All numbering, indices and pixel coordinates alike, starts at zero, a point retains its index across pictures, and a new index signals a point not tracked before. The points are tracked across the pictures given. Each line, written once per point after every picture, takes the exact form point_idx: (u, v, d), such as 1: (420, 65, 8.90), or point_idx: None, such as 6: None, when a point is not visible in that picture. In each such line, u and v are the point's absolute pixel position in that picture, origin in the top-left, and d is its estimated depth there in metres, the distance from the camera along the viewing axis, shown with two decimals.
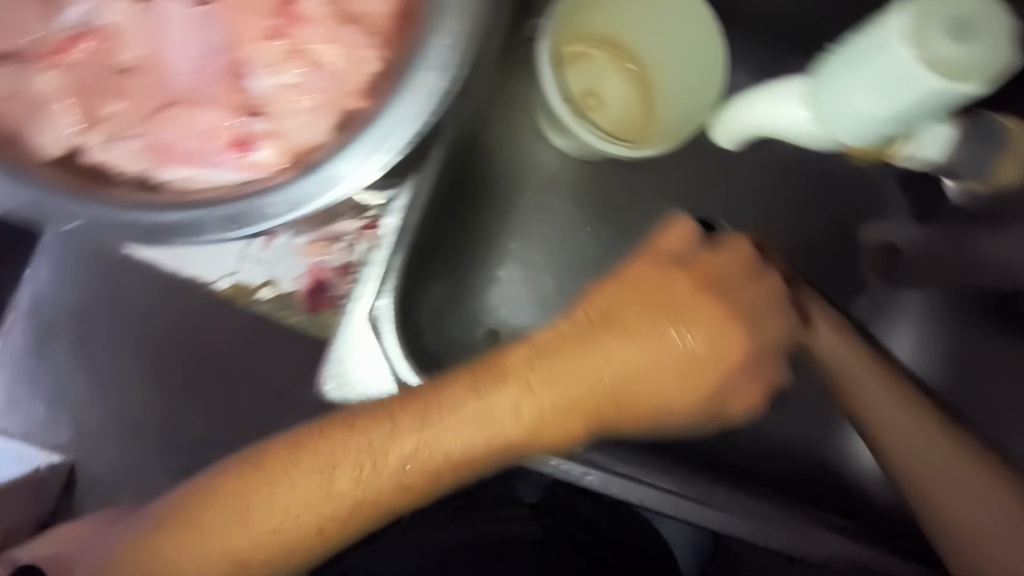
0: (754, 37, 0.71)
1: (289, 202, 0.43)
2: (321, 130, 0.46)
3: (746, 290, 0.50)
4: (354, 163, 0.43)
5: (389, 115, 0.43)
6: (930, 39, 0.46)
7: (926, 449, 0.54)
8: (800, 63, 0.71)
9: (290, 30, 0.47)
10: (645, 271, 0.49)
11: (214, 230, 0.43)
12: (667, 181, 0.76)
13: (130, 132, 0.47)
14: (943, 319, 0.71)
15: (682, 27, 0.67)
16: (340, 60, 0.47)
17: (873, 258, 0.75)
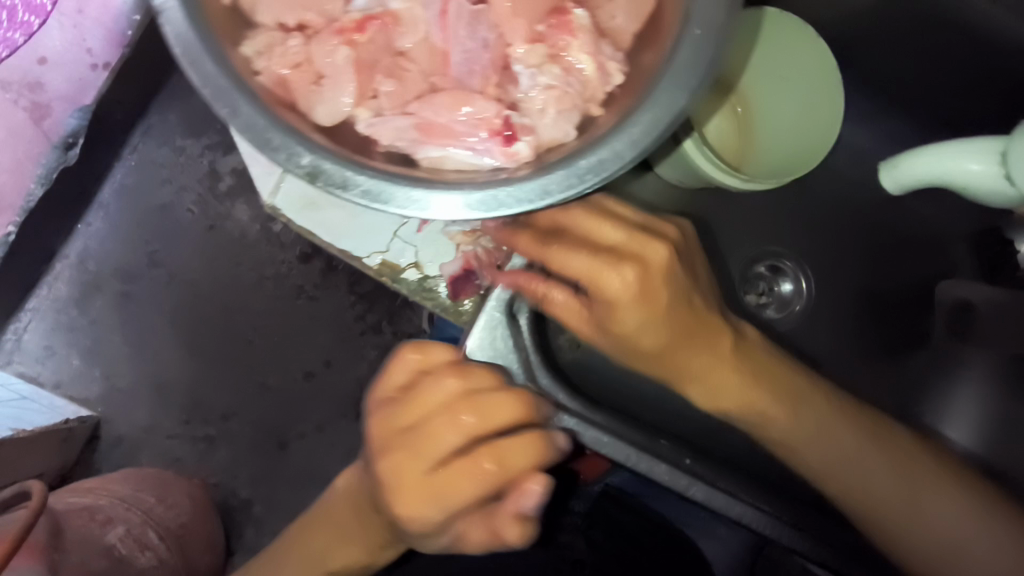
0: (864, 90, 0.76)
1: (534, 194, 0.41)
2: (569, 128, 0.46)
3: (450, 440, 0.50)
4: (603, 165, 0.41)
5: (638, 122, 0.42)
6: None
7: (856, 450, 0.61)
8: (904, 120, 0.76)
9: (561, 37, 0.49)
10: (377, 414, 0.55)
11: (537, 189, 0.41)
12: (762, 212, 0.78)
13: (396, 111, 0.50)
14: (1001, 385, 0.75)
15: (797, 68, 0.69)
16: (591, 66, 0.48)
17: (948, 311, 0.76)
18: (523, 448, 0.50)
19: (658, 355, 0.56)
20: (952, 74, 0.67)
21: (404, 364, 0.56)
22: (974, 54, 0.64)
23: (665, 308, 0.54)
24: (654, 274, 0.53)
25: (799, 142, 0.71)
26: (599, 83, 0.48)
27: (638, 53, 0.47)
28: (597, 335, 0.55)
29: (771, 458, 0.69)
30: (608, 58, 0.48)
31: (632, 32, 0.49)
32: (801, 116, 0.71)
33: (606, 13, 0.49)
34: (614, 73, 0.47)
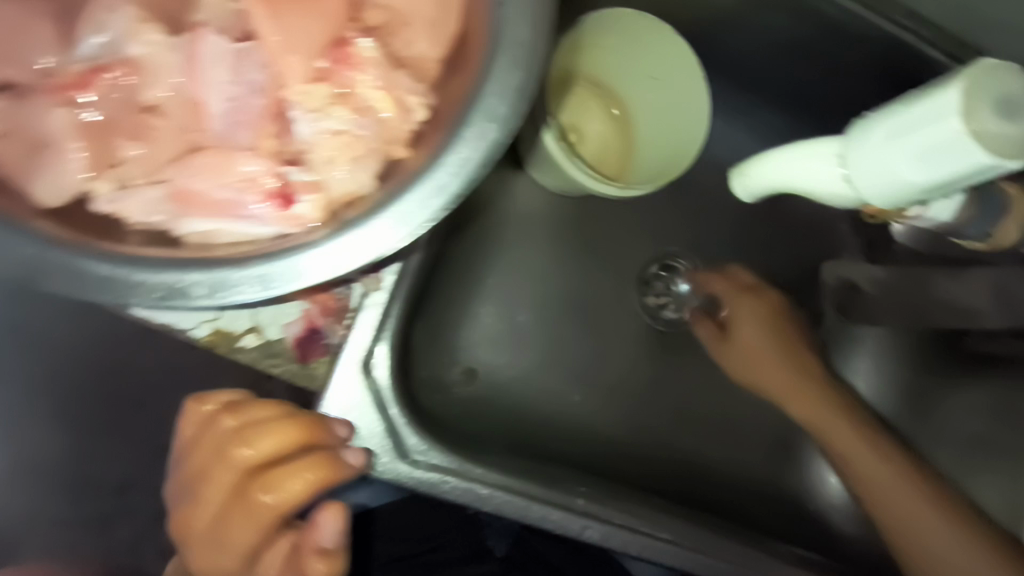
0: (730, 85, 0.74)
1: (328, 264, 0.35)
2: (369, 177, 0.37)
3: (224, 481, 0.42)
4: (403, 223, 0.35)
5: (444, 167, 0.35)
6: (981, 113, 0.36)
7: (875, 460, 0.61)
8: (772, 110, 0.74)
9: (346, 73, 0.38)
10: (182, 475, 0.44)
11: (353, 246, 0.35)
12: (646, 220, 0.78)
13: (147, 182, 0.39)
14: (897, 357, 0.74)
15: (662, 66, 0.68)
16: (386, 104, 0.38)
17: (834, 292, 0.77)
18: (290, 473, 0.41)
19: (785, 379, 0.68)
20: (806, 67, 0.67)
21: (193, 420, 0.45)
22: (827, 47, 0.64)
23: (757, 331, 0.69)
24: (743, 317, 0.70)
25: (676, 136, 0.69)
26: (399, 119, 0.38)
27: (442, 74, 0.39)
28: (723, 358, 0.72)
29: (674, 459, 0.73)
30: (406, 90, 0.38)
31: (435, 48, 0.39)
32: (675, 109, 0.69)
33: (402, 37, 0.40)
34: (416, 105, 0.38)
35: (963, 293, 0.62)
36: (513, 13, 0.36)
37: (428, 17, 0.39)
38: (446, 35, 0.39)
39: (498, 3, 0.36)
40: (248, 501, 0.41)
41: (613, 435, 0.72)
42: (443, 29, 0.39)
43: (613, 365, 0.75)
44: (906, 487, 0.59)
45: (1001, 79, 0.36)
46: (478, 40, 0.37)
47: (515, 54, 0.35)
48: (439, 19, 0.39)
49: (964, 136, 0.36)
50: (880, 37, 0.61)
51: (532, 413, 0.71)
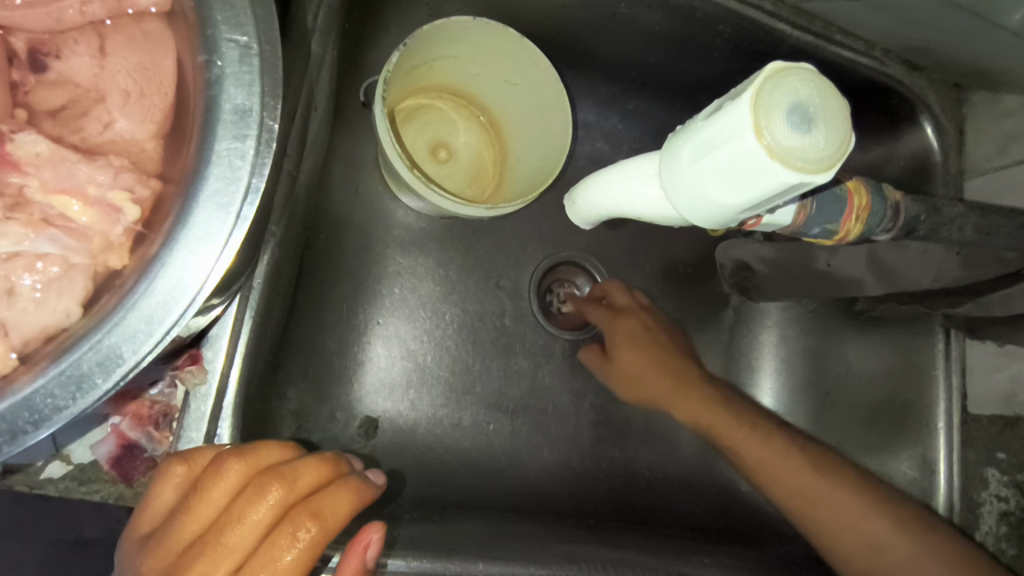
0: (594, 78, 0.72)
1: (26, 421, 0.27)
2: (74, 304, 0.28)
3: (257, 525, 0.32)
4: (120, 350, 0.28)
5: (170, 268, 0.28)
6: (774, 122, 0.26)
7: (770, 455, 0.61)
8: (640, 97, 0.73)
9: (7, 178, 0.29)
10: (146, 559, 0.33)
11: (75, 398, 0.27)
12: (534, 228, 0.74)
13: None
14: (802, 326, 0.74)
15: (516, 69, 0.63)
16: (82, 207, 0.29)
17: (731, 273, 0.77)
18: (341, 496, 0.35)
19: (665, 387, 0.68)
20: (658, 53, 0.65)
21: (168, 488, 0.35)
22: (677, 31, 0.61)
23: (634, 354, 0.69)
24: (618, 339, 0.69)
25: (541, 142, 0.66)
26: (102, 226, 0.29)
27: (164, 150, 0.31)
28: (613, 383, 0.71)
29: (603, 468, 0.70)
30: (105, 187, 0.29)
31: (145, 124, 0.31)
32: (538, 113, 0.66)
33: (94, 118, 0.31)
34: (126, 203, 0.29)
35: (844, 265, 0.62)
36: (233, 68, 0.30)
37: (127, 82, 0.31)
38: (156, 108, 0.31)
39: (215, 61, 0.30)
40: (285, 532, 0.32)
41: (535, 457, 0.69)
42: (147, 104, 0.31)
43: (524, 382, 0.71)
44: (804, 474, 0.59)
45: (795, 85, 0.27)
46: (197, 100, 0.30)
47: (237, 123, 0.29)
48: (142, 90, 0.31)
49: (764, 157, 0.27)
50: (724, 15, 0.58)
51: (439, 456, 0.66)
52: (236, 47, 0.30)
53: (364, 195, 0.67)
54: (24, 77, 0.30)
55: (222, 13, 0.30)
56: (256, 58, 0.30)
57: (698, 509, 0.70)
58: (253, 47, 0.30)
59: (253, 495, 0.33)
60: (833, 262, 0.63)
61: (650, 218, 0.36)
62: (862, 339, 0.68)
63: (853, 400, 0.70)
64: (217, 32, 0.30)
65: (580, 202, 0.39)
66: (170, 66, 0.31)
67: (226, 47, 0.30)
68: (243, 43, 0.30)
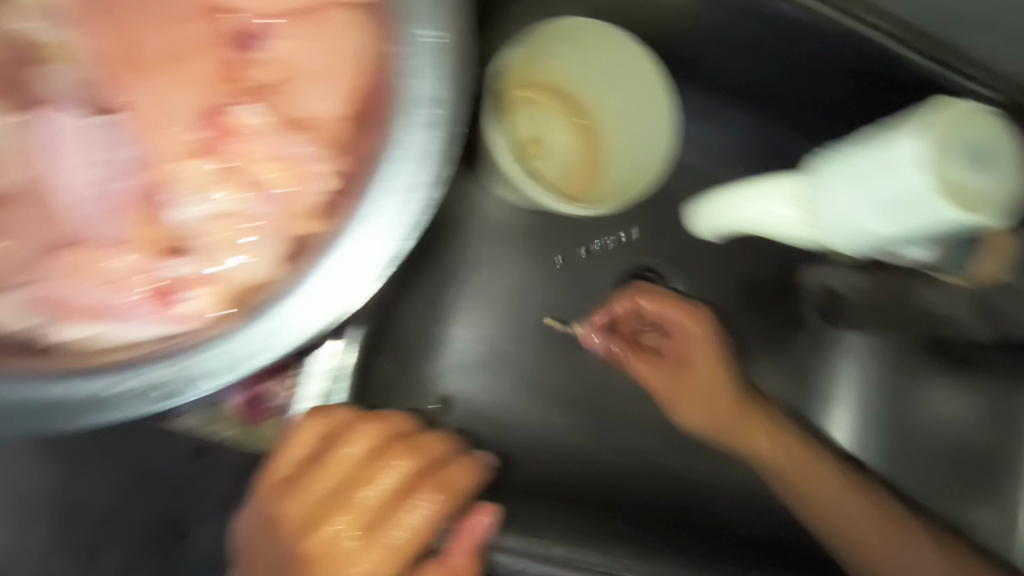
0: (695, 90, 0.72)
1: (236, 359, 0.32)
2: (270, 262, 0.33)
3: (394, 486, 0.39)
4: (316, 307, 0.33)
5: (356, 241, 0.33)
6: (955, 165, 0.34)
7: (838, 494, 0.59)
8: (739, 111, 0.73)
9: (233, 146, 0.34)
10: (290, 501, 0.38)
11: (275, 344, 0.32)
12: (623, 233, 0.74)
13: (5, 289, 0.32)
14: (881, 360, 0.74)
15: (625, 73, 0.64)
16: (288, 177, 0.33)
17: (814, 299, 0.74)
18: (461, 471, 0.41)
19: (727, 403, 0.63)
20: (773, 69, 0.64)
21: (306, 436, 0.40)
22: (793, 48, 0.61)
23: (710, 359, 0.64)
24: (694, 344, 0.64)
25: (638, 147, 0.66)
26: (303, 194, 0.33)
27: (348, 130, 0.34)
28: (657, 381, 0.66)
29: (664, 477, 0.71)
30: (306, 161, 0.33)
31: (337, 105, 0.34)
32: (639, 118, 0.66)
33: (293, 96, 0.34)
34: (324, 176, 0.34)
35: (944, 300, 0.60)
36: (425, 61, 0.33)
37: (323, 66, 0.34)
38: (345, 91, 0.34)
39: (407, 53, 0.33)
40: (417, 494, 0.39)
41: (597, 454, 0.70)
42: (339, 86, 0.34)
43: (596, 381, 0.72)
44: (870, 513, 0.57)
45: (970, 135, 0.35)
46: (386, 89, 0.33)
47: (423, 110, 0.33)
48: (336, 73, 0.34)
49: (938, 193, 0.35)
50: (847, 36, 0.57)
51: (510, 440, 0.68)
52: (426, 42, 0.33)
53: (467, 183, 0.70)
54: (242, 56, 0.34)
55: (417, 9, 0.33)
56: (448, 52, 0.33)
57: (755, 529, 0.70)
58: (447, 42, 0.33)
59: (389, 458, 0.39)
60: (932, 295, 0.60)
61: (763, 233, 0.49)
62: (938, 381, 0.70)
63: (917, 439, 0.72)
64: (411, 27, 0.33)
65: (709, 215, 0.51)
66: (360, 54, 0.34)
67: (419, 41, 0.33)
68: (435, 39, 0.33)
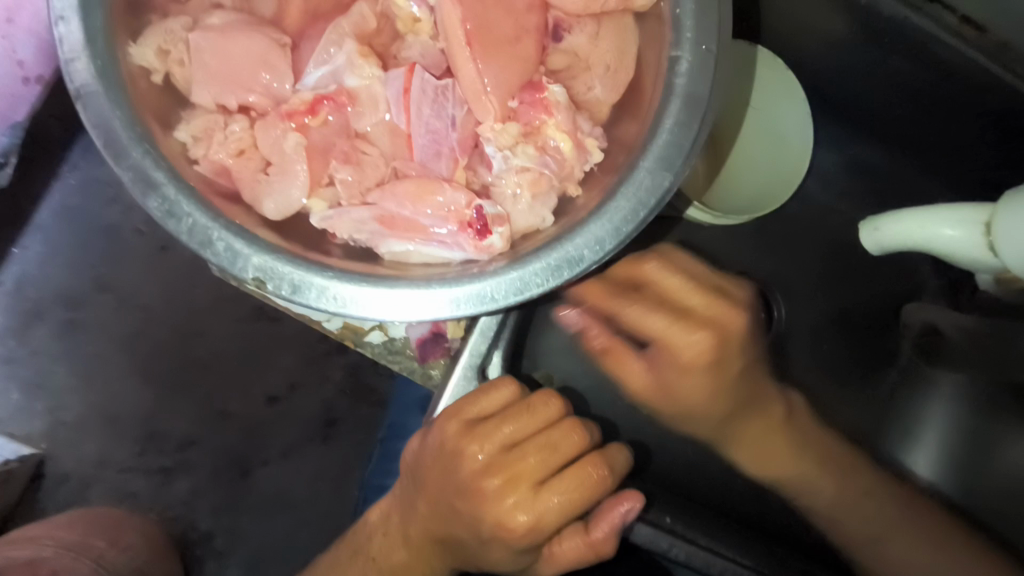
0: (831, 118, 0.77)
1: (514, 287, 0.39)
2: (547, 212, 0.42)
3: (565, 453, 0.44)
4: (578, 254, 0.39)
5: (612, 211, 0.39)
6: None
7: (899, 517, 0.65)
8: (870, 145, 0.76)
9: (535, 116, 0.43)
10: (471, 442, 0.44)
11: (549, 280, 0.39)
12: (742, 245, 0.78)
13: (359, 203, 0.44)
14: (972, 406, 0.73)
15: (766, 96, 0.68)
16: (569, 144, 0.43)
17: (915, 335, 0.76)
18: (618, 452, 0.45)
19: (714, 418, 0.62)
20: (916, 109, 0.67)
21: (498, 394, 0.43)
22: (940, 88, 0.62)
23: (713, 381, 0.60)
24: (700, 362, 0.58)
25: (773, 156, 0.69)
26: (576, 160, 0.43)
27: (613, 113, 0.45)
28: (655, 391, 0.61)
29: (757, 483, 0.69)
30: (586, 135, 0.43)
31: (612, 91, 0.44)
32: (771, 136, 0.69)
33: (581, 82, 0.44)
34: (593, 148, 0.43)
35: None
36: (693, 69, 0.40)
37: (608, 60, 0.43)
38: (620, 82, 0.44)
39: (678, 57, 0.40)
40: (583, 467, 0.43)
41: (679, 451, 0.67)
42: (617, 76, 0.43)
43: None
44: (925, 532, 0.65)
45: None
46: (647, 88, 0.42)
47: (686, 106, 0.40)
48: (616, 67, 0.43)
49: None
50: (994, 84, 0.58)
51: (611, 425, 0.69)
52: (698, 48, 0.40)
53: None
54: (548, 44, 0.44)
55: (690, 22, 0.40)
56: (710, 63, 0.40)
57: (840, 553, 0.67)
58: (711, 53, 0.40)
59: (563, 428, 0.43)
60: None
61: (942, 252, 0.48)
62: None
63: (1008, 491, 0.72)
64: (682, 31, 0.40)
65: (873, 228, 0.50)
66: (634, 52, 0.43)
67: (687, 44, 0.40)
68: (704, 48, 0.40)
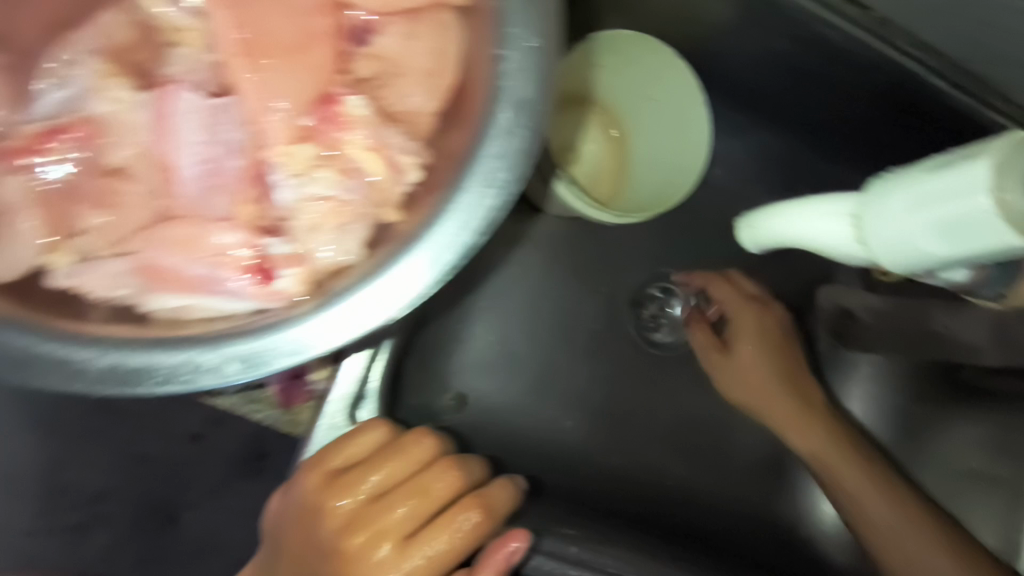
0: (727, 105, 0.75)
1: (307, 341, 0.33)
2: (354, 246, 0.35)
3: (437, 496, 0.39)
4: (384, 296, 0.33)
5: (427, 238, 0.33)
6: (1006, 186, 0.32)
7: (870, 498, 0.61)
8: (770, 129, 0.75)
9: (332, 134, 0.36)
10: (332, 496, 0.38)
11: (348, 330, 0.33)
12: (648, 242, 0.76)
13: (111, 253, 0.38)
14: (900, 388, 0.73)
15: (663, 88, 0.66)
16: (376, 166, 0.35)
17: (829, 318, 0.75)
18: (503, 491, 0.41)
19: (773, 398, 0.68)
20: (809, 89, 0.66)
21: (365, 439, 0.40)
22: (825, 65, 0.61)
23: (758, 352, 0.70)
24: (745, 335, 0.70)
25: (672, 163, 0.68)
26: (390, 183, 0.35)
27: (434, 126, 0.37)
28: (725, 382, 0.70)
29: (666, 484, 0.72)
30: (396, 150, 0.36)
31: (430, 99, 0.37)
32: (672, 129, 0.68)
33: (394, 90, 0.37)
34: (408, 167, 0.36)
35: (961, 329, 0.59)
36: (517, 62, 0.33)
37: (425, 62, 0.36)
38: (439, 87, 0.36)
39: (501, 56, 0.33)
40: (457, 508, 0.38)
41: (583, 463, 0.71)
42: (435, 82, 0.36)
43: (607, 387, 0.74)
44: (912, 515, 0.60)
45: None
46: (472, 95, 0.35)
47: (518, 111, 0.33)
48: (432, 71, 0.36)
49: (995, 213, 0.32)
50: (879, 59, 0.57)
51: (522, 443, 0.70)
52: (525, 46, 0.33)
53: None
54: (351, 49, 0.38)
55: (514, 14, 0.33)
56: (541, 57, 0.33)
57: (754, 543, 0.72)
58: (540, 47, 0.33)
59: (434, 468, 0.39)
60: (950, 325, 0.60)
61: (829, 251, 0.43)
62: (962, 411, 0.68)
63: (942, 471, 0.69)
64: (505, 25, 0.33)
65: (758, 229, 0.48)
66: (454, 53, 0.36)
67: (512, 40, 0.33)
68: (531, 45, 0.33)
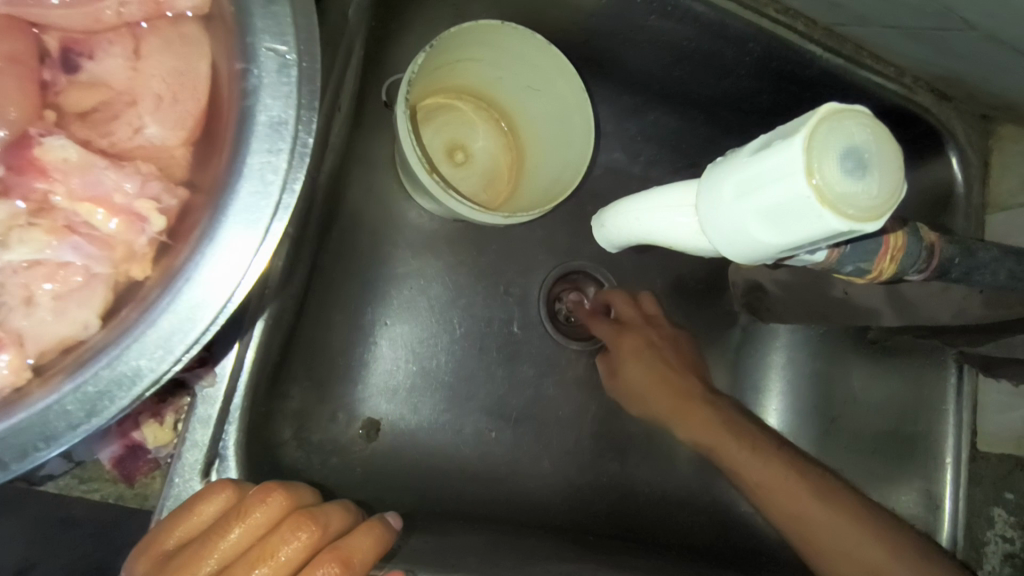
0: (612, 88, 0.71)
1: (39, 438, 0.28)
2: (92, 314, 0.29)
3: (288, 561, 0.34)
4: (138, 368, 0.28)
5: (181, 297, 0.29)
6: (826, 164, 0.29)
7: (768, 478, 0.62)
8: (661, 109, 0.72)
9: (34, 184, 0.29)
10: None
11: (91, 414, 0.28)
12: (548, 237, 0.73)
13: None
14: (811, 351, 0.73)
15: (540, 75, 0.62)
16: (107, 216, 0.30)
17: (743, 292, 0.74)
18: (366, 540, 0.37)
19: (662, 409, 0.70)
20: (688, 67, 0.64)
21: (208, 508, 0.36)
22: (706, 47, 0.60)
23: (638, 369, 0.71)
24: (623, 356, 0.71)
25: (564, 151, 0.65)
26: (127, 235, 0.30)
27: (191, 158, 0.32)
28: (620, 397, 0.72)
29: (602, 483, 0.70)
30: (133, 197, 0.30)
31: (175, 130, 0.32)
32: (559, 118, 0.65)
33: (123, 122, 0.32)
34: (151, 213, 0.30)
35: (860, 295, 0.59)
36: (270, 80, 0.30)
37: (160, 86, 0.32)
38: (186, 116, 0.32)
39: (253, 71, 0.30)
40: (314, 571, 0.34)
41: (511, 478, 0.67)
42: (180, 109, 0.32)
43: (528, 391, 0.70)
44: (816, 499, 0.60)
45: (850, 129, 0.29)
46: (228, 120, 0.31)
47: (271, 136, 0.30)
48: (175, 94, 0.32)
49: (815, 199, 0.29)
50: (756, 33, 0.58)
51: (443, 469, 0.65)
52: (275, 57, 0.30)
53: (377, 195, 0.66)
54: (54, 77, 0.31)
55: (261, 22, 0.31)
56: (294, 73, 0.30)
57: (697, 530, 0.70)
58: (291, 61, 0.30)
59: (285, 528, 0.34)
60: (850, 291, 0.60)
61: (680, 246, 0.40)
62: (871, 368, 0.68)
63: (858, 432, 0.69)
64: (256, 40, 0.30)
65: (607, 228, 0.45)
66: (203, 71, 0.32)
67: (264, 57, 0.30)
68: (282, 55, 0.30)
